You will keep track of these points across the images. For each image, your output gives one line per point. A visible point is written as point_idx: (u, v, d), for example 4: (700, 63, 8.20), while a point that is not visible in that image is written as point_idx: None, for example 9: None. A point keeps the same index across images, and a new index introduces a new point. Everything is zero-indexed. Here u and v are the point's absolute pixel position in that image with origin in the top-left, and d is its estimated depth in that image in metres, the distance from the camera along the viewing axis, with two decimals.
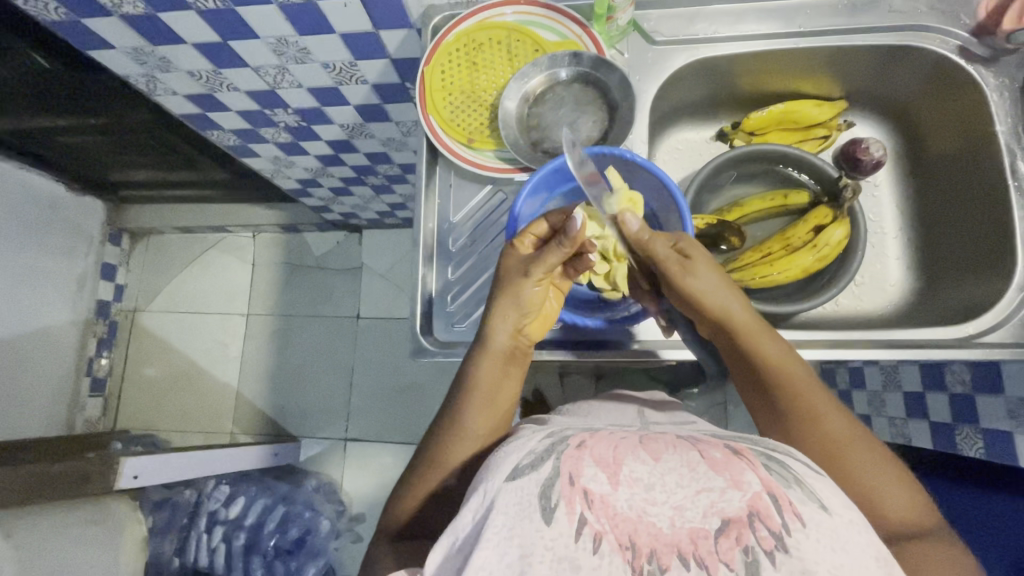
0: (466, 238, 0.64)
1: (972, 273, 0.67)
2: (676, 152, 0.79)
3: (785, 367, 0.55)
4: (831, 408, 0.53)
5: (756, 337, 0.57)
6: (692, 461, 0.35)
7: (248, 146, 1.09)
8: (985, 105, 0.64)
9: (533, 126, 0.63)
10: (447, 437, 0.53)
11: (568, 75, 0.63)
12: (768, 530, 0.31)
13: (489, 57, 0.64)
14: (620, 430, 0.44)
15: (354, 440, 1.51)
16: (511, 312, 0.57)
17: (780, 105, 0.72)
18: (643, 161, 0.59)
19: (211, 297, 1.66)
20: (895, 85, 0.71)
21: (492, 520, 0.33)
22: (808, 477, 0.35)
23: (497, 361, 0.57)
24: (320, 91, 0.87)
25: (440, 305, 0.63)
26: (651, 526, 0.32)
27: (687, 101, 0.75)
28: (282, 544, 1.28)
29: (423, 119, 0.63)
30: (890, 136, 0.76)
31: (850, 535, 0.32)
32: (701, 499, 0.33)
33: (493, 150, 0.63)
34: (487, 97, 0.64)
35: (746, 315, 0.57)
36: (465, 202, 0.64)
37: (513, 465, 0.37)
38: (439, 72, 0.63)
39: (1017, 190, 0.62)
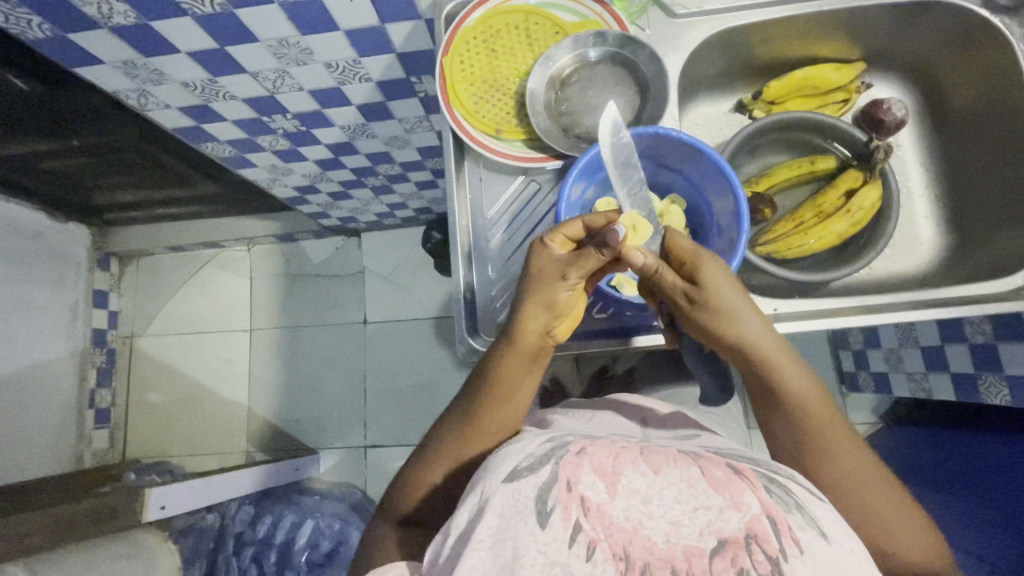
0: (504, 231, 0.62)
1: (1004, 227, 0.67)
2: (695, 127, 0.78)
3: (806, 403, 0.54)
4: (849, 445, 0.53)
5: (773, 361, 0.55)
6: (692, 479, 0.37)
7: (244, 156, 1.04)
8: (1012, 56, 0.64)
9: (563, 111, 0.62)
10: (461, 436, 0.55)
11: (595, 56, 0.61)
12: (765, 553, 0.34)
13: (508, 43, 0.62)
14: (621, 439, 0.46)
15: (373, 446, 1.49)
16: (541, 314, 0.55)
17: (800, 72, 0.71)
18: (690, 138, 0.58)
19: (210, 315, 1.61)
20: (916, 42, 0.71)
21: (487, 521, 0.37)
22: (808, 502, 0.38)
23: (523, 363, 0.56)
24: (321, 93, 0.83)
25: (484, 300, 0.61)
26: (646, 539, 0.34)
27: (705, 73, 0.74)
28: (315, 557, 1.25)
29: (447, 112, 0.60)
30: (908, 95, 0.76)
31: (847, 562, 0.35)
32: (699, 517, 0.35)
33: (523, 140, 0.62)
34: (511, 86, 0.62)
35: (768, 345, 0.55)
36: (497, 195, 0.62)
37: (512, 467, 0.40)
38: (459, 62, 0.61)
39: None
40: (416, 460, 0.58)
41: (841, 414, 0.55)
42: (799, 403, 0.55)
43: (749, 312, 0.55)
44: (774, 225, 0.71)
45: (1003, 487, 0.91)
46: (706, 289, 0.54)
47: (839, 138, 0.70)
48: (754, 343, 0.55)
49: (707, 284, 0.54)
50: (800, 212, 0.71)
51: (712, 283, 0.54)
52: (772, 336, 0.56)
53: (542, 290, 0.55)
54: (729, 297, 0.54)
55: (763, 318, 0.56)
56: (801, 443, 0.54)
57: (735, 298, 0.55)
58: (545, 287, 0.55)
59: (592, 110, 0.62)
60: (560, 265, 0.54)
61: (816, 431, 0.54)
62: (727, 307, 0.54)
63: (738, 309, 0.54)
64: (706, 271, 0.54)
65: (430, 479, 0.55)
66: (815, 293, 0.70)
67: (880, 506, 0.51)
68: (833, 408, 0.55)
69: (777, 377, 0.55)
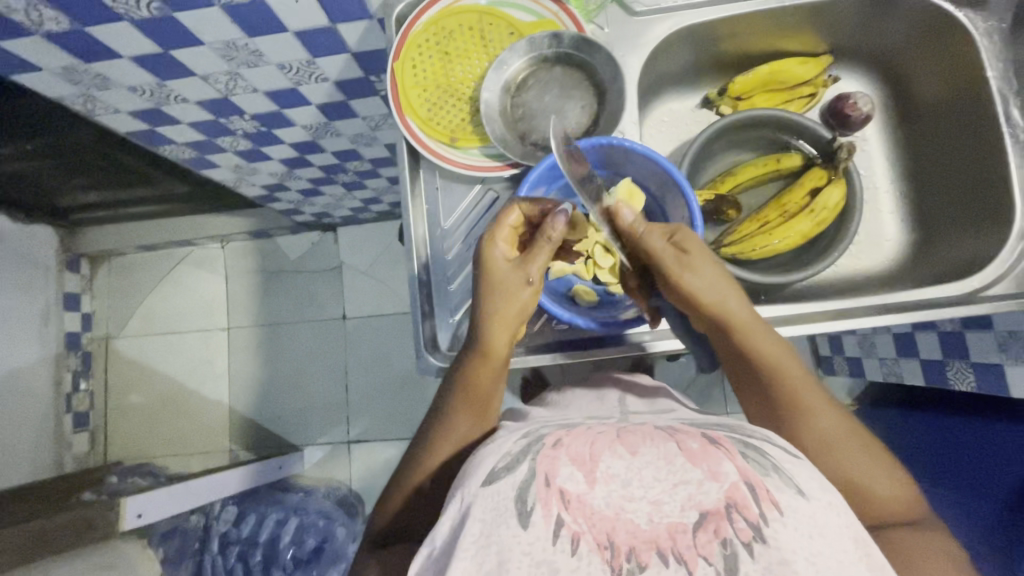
0: (461, 244, 0.61)
1: (970, 224, 0.67)
2: (662, 123, 0.77)
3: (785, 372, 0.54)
4: (821, 402, 0.53)
5: (754, 330, 0.54)
6: (669, 454, 0.38)
7: (206, 157, 1.01)
8: (974, 51, 0.63)
9: (519, 117, 0.60)
10: (430, 445, 0.54)
11: (550, 58, 0.60)
12: (745, 520, 0.35)
13: (462, 45, 0.60)
14: (600, 424, 0.47)
15: (357, 440, 1.49)
16: (509, 325, 0.54)
17: (765, 67, 0.70)
18: (641, 147, 0.56)
19: (188, 314, 1.59)
20: (883, 33, 0.70)
21: (469, 528, 0.37)
22: (785, 463, 0.39)
23: (492, 368, 0.55)
24: (277, 94, 0.80)
25: (442, 316, 0.60)
26: (628, 523, 0.35)
27: (669, 69, 0.72)
28: (301, 554, 1.27)
29: (399, 122, 0.58)
30: (875, 88, 0.75)
31: (827, 515, 0.36)
32: (679, 492, 0.36)
33: (479, 147, 0.60)
34: (465, 90, 0.60)
35: (748, 313, 0.54)
36: (455, 205, 0.61)
37: (489, 468, 0.40)
38: (411, 66, 0.59)
39: (1012, 138, 0.62)
40: (398, 471, 0.57)
41: (813, 376, 0.55)
42: (773, 364, 0.54)
43: (728, 283, 0.54)
44: (739, 226, 0.71)
45: (966, 470, 0.93)
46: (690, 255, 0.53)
47: (804, 135, 0.69)
48: (736, 314, 0.54)
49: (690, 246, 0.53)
50: (765, 211, 0.70)
51: (694, 244, 0.54)
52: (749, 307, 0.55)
53: (502, 295, 0.53)
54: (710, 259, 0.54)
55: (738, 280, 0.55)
56: (774, 405, 0.54)
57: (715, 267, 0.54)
58: (504, 292, 0.53)
59: (549, 115, 0.61)
60: (516, 270, 0.53)
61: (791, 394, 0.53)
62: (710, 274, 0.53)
63: (718, 278, 0.54)
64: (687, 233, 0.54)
65: (408, 483, 0.54)
66: (778, 295, 0.70)
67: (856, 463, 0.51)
68: (805, 369, 0.55)
69: (754, 340, 0.54)
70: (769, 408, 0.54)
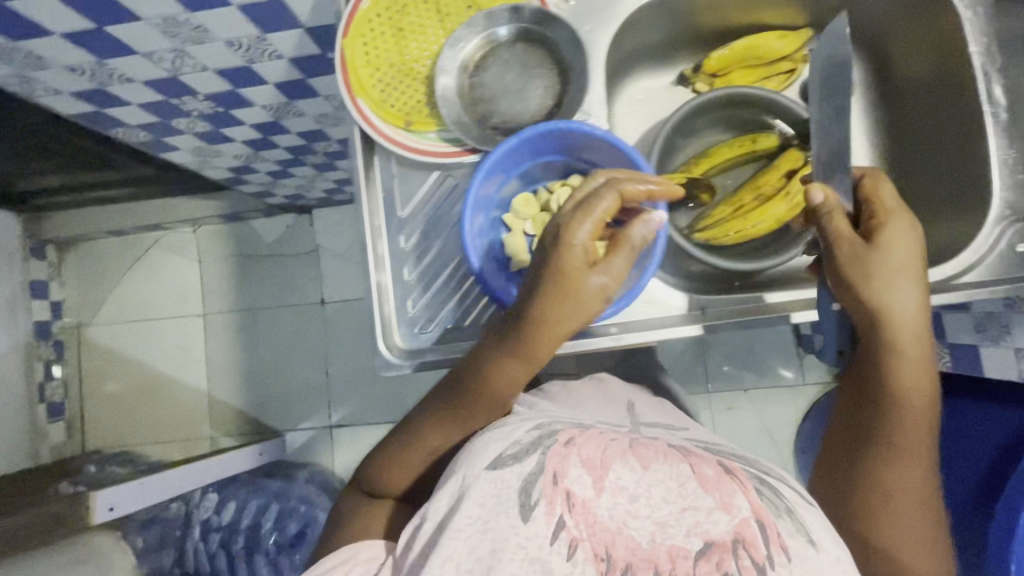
0: (419, 233, 0.58)
1: (948, 209, 0.65)
2: (635, 101, 0.73)
3: (908, 392, 0.56)
4: (919, 450, 0.56)
5: (903, 343, 0.56)
6: (681, 477, 0.39)
7: (163, 140, 0.96)
8: (956, 26, 0.61)
9: (478, 98, 0.57)
10: (420, 425, 0.57)
11: (509, 33, 0.57)
12: (751, 559, 0.36)
13: (415, 18, 0.56)
14: (611, 430, 0.48)
15: (339, 425, 1.47)
16: (569, 328, 0.51)
17: (742, 40, 0.67)
18: (601, 132, 0.53)
19: (163, 301, 1.55)
20: (864, 5, 0.67)
21: (465, 509, 0.39)
22: (799, 508, 0.40)
23: (524, 367, 0.52)
24: (229, 73, 0.75)
25: (399, 308, 0.58)
26: (629, 539, 0.36)
27: (638, 42, 0.68)
28: (283, 539, 1.28)
29: (350, 104, 0.55)
30: (855, 63, 0.72)
31: (834, 570, 0.37)
32: (687, 517, 0.37)
33: (435, 131, 0.56)
34: (420, 69, 0.56)
35: (908, 323, 0.55)
36: (412, 193, 0.58)
37: (497, 453, 0.42)
38: (360, 43, 0.55)
39: (993, 116, 0.60)
40: (404, 443, 0.58)
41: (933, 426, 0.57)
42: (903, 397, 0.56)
43: (907, 289, 0.55)
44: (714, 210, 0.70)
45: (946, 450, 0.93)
46: (872, 248, 0.56)
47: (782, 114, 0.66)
48: (895, 316, 0.55)
49: (882, 243, 0.55)
50: (741, 195, 0.69)
51: (889, 246, 0.55)
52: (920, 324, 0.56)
53: (574, 293, 0.49)
54: (890, 266, 0.55)
55: (920, 309, 0.55)
56: (876, 426, 0.57)
57: (896, 273, 0.55)
58: (578, 292, 0.49)
59: (510, 96, 0.58)
60: (595, 278, 0.50)
61: (898, 416, 0.56)
62: (886, 271, 0.55)
63: (893, 279, 0.55)
64: (883, 236, 0.56)
65: (400, 460, 0.57)
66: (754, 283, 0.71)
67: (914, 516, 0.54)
68: (930, 423, 0.57)
69: (897, 364, 0.56)
70: (867, 402, 0.58)
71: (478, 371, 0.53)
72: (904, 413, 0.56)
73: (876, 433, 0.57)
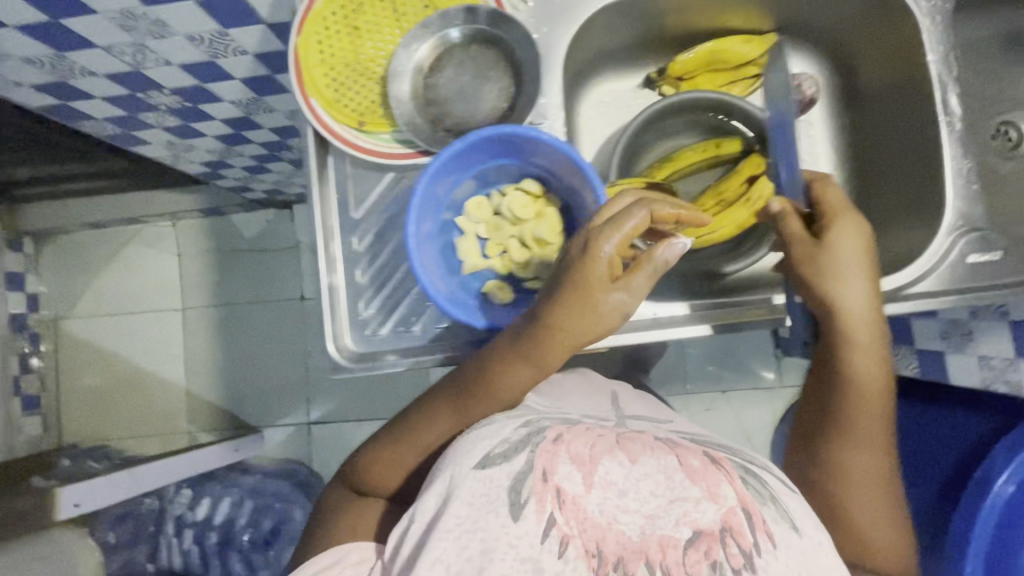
0: (372, 235, 0.58)
1: (910, 215, 0.65)
2: (603, 104, 0.73)
3: (863, 387, 0.56)
4: (875, 442, 0.56)
5: (857, 340, 0.55)
6: (669, 469, 0.39)
7: (133, 134, 0.96)
8: (916, 31, 0.61)
9: (432, 98, 0.58)
10: (417, 419, 0.57)
11: (464, 35, 0.57)
12: (738, 547, 0.36)
13: (371, 17, 0.56)
14: (598, 424, 0.49)
15: (318, 422, 1.46)
16: (585, 341, 0.50)
17: (708, 44, 0.67)
18: (549, 137, 0.54)
19: (142, 295, 1.54)
20: (826, 11, 0.67)
21: (453, 509, 0.39)
22: (783, 496, 0.40)
23: (535, 372, 0.52)
24: (193, 67, 0.74)
25: (352, 306, 0.59)
26: (620, 534, 0.37)
27: (603, 45, 0.68)
28: (257, 536, 1.28)
29: (302, 103, 0.56)
30: (823, 68, 0.73)
31: (818, 557, 0.38)
32: (675, 508, 0.37)
33: (389, 133, 0.57)
34: (375, 69, 0.57)
35: (859, 319, 0.55)
36: (366, 194, 0.59)
37: (484, 453, 0.42)
38: (314, 42, 0.56)
39: (949, 126, 0.60)
40: (396, 440, 0.58)
41: (888, 419, 0.57)
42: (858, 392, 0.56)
43: (857, 285, 0.55)
44: None
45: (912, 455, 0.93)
46: (823, 247, 0.55)
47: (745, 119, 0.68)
48: (847, 313, 0.55)
49: (832, 240, 0.55)
50: (702, 201, 0.69)
51: (840, 243, 0.55)
52: (872, 320, 0.56)
53: (592, 309, 0.49)
54: (842, 263, 0.55)
55: (870, 303, 0.55)
56: (832, 424, 0.57)
57: (848, 270, 0.55)
58: (597, 308, 0.49)
59: (463, 97, 0.58)
60: (615, 294, 0.49)
61: (852, 413, 0.56)
62: (838, 268, 0.55)
63: (845, 275, 0.55)
64: (835, 232, 0.56)
65: (388, 451, 0.58)
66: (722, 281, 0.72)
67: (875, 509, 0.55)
68: (886, 415, 0.57)
69: (852, 360, 0.56)
70: (825, 401, 0.58)
71: (486, 372, 0.54)
72: (861, 409, 0.56)
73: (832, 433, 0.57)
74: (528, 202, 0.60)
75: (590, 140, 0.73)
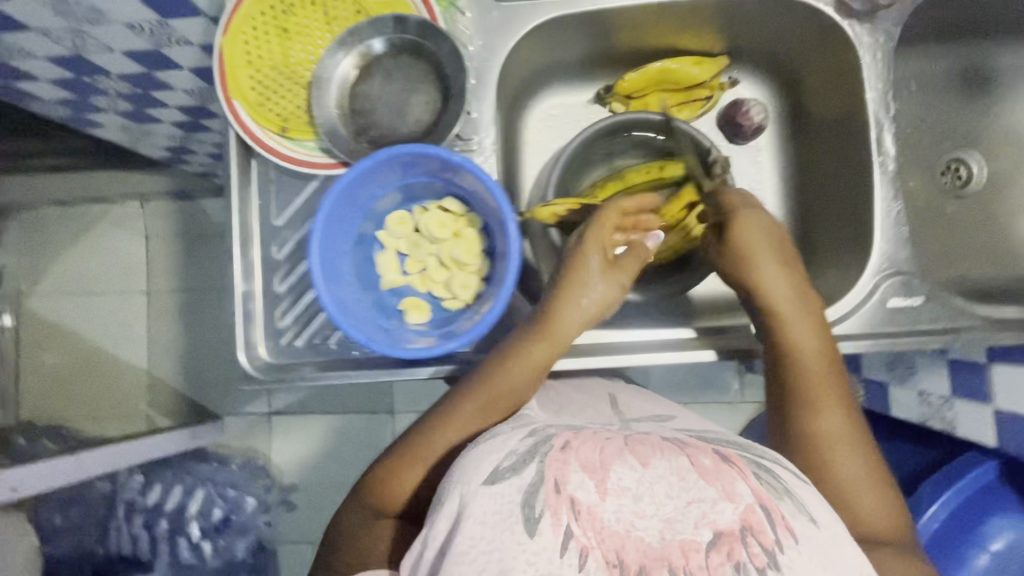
0: (291, 247, 0.71)
1: (843, 246, 0.77)
2: (552, 117, 0.86)
3: (806, 358, 0.61)
4: (836, 409, 0.59)
5: (784, 309, 0.63)
6: (683, 470, 0.41)
7: (85, 116, 0.95)
8: (857, 68, 0.72)
9: (352, 105, 0.70)
10: (429, 432, 0.61)
11: (378, 50, 0.69)
12: (760, 545, 0.38)
13: (295, 30, 0.68)
14: (606, 428, 0.50)
15: (279, 413, 1.45)
16: (587, 314, 0.66)
17: (657, 64, 0.77)
18: (460, 158, 0.67)
19: (107, 275, 1.53)
20: (776, 41, 0.79)
21: (467, 528, 0.40)
22: (794, 486, 0.42)
23: (547, 347, 0.63)
24: (139, 56, 0.73)
25: (269, 311, 0.72)
26: (639, 541, 0.38)
27: (528, 55, 0.77)
28: (207, 525, 1.34)
29: (226, 104, 0.67)
30: (772, 95, 0.85)
31: (841, 547, 0.40)
32: (693, 510, 0.39)
33: (313, 141, 0.69)
34: (297, 77, 0.69)
35: (778, 286, 0.64)
36: (287, 204, 0.72)
37: (492, 467, 0.43)
38: (239, 49, 0.67)
39: (880, 163, 0.72)
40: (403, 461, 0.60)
41: (841, 386, 0.61)
42: (807, 369, 0.61)
43: (768, 257, 0.65)
44: None
45: None
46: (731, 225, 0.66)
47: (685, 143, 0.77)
48: (766, 281, 0.64)
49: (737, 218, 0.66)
50: None
51: (746, 219, 0.66)
52: (795, 289, 0.64)
53: (584, 283, 0.66)
54: (752, 237, 0.65)
55: (791, 280, 0.64)
56: (793, 404, 0.61)
57: (760, 241, 0.65)
58: (587, 286, 0.66)
59: (379, 106, 0.71)
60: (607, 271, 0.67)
61: (808, 387, 0.60)
62: (751, 242, 0.65)
63: (755, 247, 0.65)
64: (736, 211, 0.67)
65: (409, 460, 0.60)
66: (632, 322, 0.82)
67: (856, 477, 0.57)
68: (837, 381, 0.61)
69: (788, 330, 0.62)
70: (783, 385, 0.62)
71: (489, 374, 0.62)
72: (811, 381, 0.60)
73: (797, 412, 0.60)
74: (443, 223, 0.75)
75: (536, 149, 0.86)
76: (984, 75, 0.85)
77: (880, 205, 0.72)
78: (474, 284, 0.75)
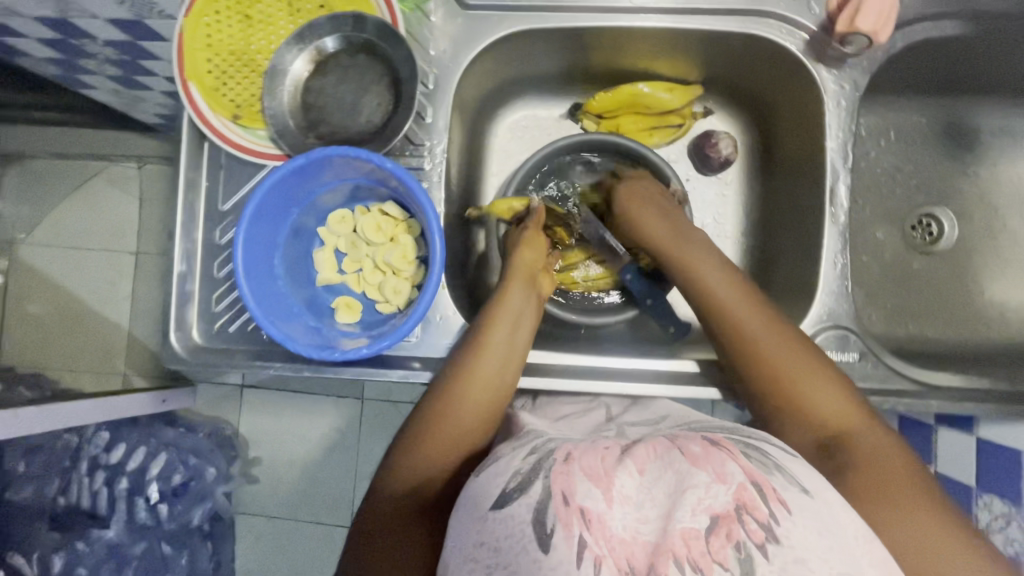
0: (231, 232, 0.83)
1: (792, 290, 0.86)
2: (524, 127, 1.00)
3: (738, 318, 0.71)
4: (781, 356, 0.68)
5: (696, 272, 0.76)
6: (678, 466, 0.49)
7: (75, 77, 1.02)
8: (818, 111, 0.82)
9: (301, 95, 0.81)
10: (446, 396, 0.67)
11: (327, 48, 0.81)
12: (756, 521, 0.45)
13: (253, 22, 0.80)
14: (599, 437, 0.58)
15: (250, 387, 1.47)
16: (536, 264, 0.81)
17: (626, 88, 0.91)
18: (377, 158, 0.74)
19: (96, 233, 1.57)
20: (746, 78, 0.90)
21: (486, 548, 0.48)
22: (787, 465, 0.52)
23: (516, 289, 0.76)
24: (123, 24, 0.83)
25: (205, 295, 0.83)
26: (644, 542, 0.46)
27: (485, 67, 0.88)
28: (166, 489, 1.33)
29: (182, 83, 0.78)
30: (740, 131, 0.97)
31: (831, 513, 0.48)
32: (690, 497, 0.46)
33: (260, 127, 0.81)
34: (252, 64, 0.81)
35: (683, 253, 0.78)
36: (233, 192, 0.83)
37: (502, 489, 0.50)
38: (200, 34, 0.78)
39: (831, 214, 0.82)
40: (433, 420, 0.65)
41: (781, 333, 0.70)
42: (736, 325, 0.71)
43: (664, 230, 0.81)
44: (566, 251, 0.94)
45: None
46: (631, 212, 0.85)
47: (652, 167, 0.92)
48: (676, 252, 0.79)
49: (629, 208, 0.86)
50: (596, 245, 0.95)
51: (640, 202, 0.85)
52: (705, 257, 0.76)
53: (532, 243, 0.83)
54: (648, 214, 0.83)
55: (692, 243, 0.78)
56: (748, 367, 0.70)
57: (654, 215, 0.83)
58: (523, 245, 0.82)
59: (325, 99, 0.82)
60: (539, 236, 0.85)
61: (751, 346, 0.69)
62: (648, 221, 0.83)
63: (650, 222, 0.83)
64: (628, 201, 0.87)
65: (426, 443, 0.64)
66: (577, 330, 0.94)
67: (832, 423, 0.63)
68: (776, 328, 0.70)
69: (714, 292, 0.73)
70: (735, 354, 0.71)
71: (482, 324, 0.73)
72: (752, 342, 0.69)
73: (754, 372, 0.69)
74: (377, 227, 0.84)
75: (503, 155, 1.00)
76: (930, 136, 0.96)
77: (826, 255, 0.81)
78: (405, 290, 0.83)
